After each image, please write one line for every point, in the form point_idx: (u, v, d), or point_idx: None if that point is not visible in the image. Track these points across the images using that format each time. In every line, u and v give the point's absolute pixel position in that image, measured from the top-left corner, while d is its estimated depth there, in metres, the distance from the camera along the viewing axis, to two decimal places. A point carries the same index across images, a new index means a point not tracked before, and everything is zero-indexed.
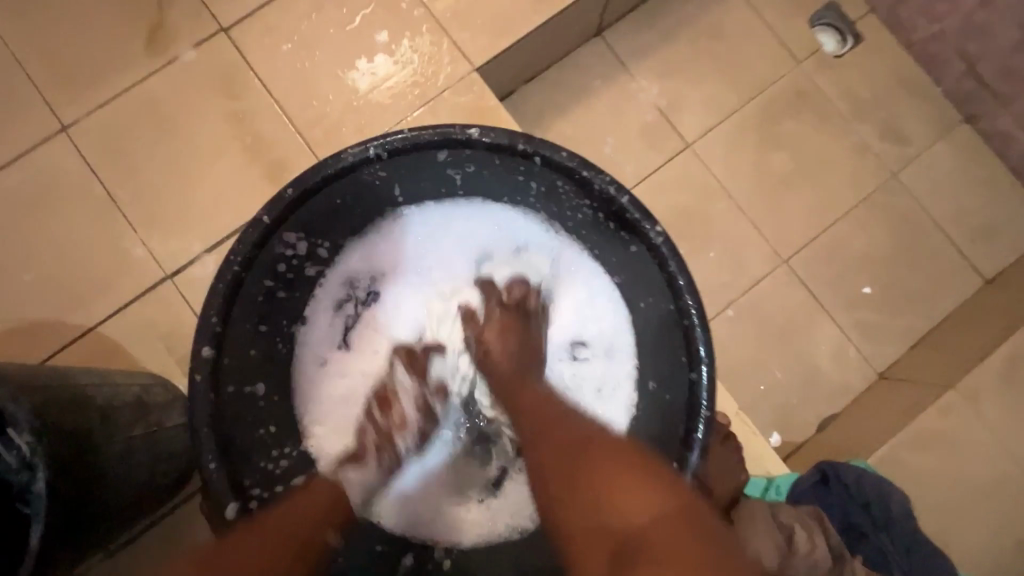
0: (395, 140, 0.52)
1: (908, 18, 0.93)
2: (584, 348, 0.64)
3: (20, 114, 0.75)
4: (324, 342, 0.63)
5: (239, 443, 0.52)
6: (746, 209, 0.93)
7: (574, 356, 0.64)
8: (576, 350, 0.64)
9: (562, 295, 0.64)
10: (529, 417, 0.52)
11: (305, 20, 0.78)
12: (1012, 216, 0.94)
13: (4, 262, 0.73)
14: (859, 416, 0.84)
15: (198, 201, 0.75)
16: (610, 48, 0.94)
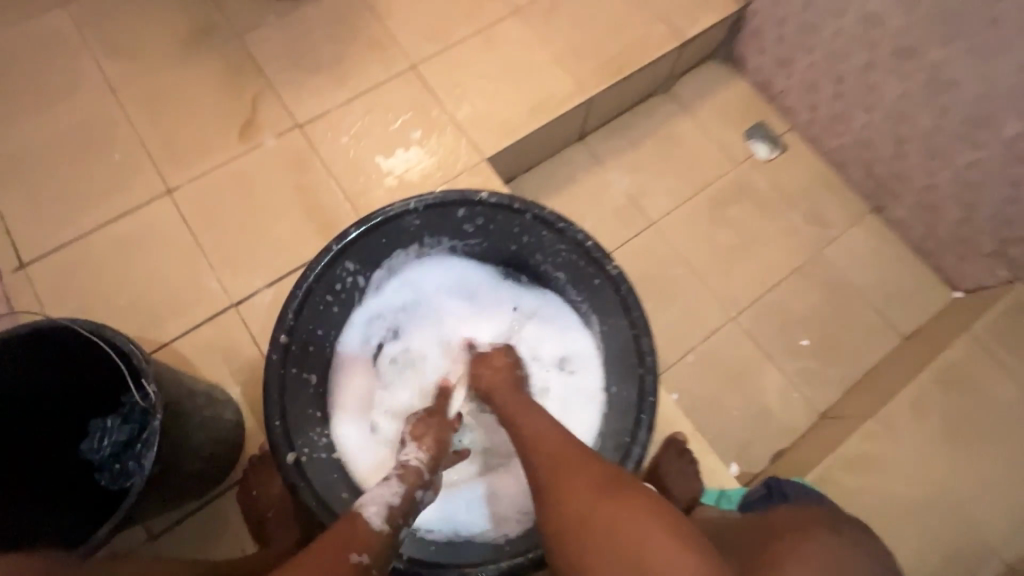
0: (429, 198, 0.74)
1: (819, 134, 1.20)
2: (571, 369, 0.79)
3: (135, 180, 0.98)
4: (353, 370, 0.77)
5: (294, 413, 0.67)
6: (701, 274, 1.14)
7: (561, 383, 0.79)
8: (566, 364, 0.80)
9: (557, 326, 0.81)
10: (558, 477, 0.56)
11: (360, 121, 1.05)
12: (920, 286, 1.14)
13: (107, 289, 0.92)
14: (804, 447, 0.98)
15: (264, 248, 0.96)
16: (590, 148, 1.21)
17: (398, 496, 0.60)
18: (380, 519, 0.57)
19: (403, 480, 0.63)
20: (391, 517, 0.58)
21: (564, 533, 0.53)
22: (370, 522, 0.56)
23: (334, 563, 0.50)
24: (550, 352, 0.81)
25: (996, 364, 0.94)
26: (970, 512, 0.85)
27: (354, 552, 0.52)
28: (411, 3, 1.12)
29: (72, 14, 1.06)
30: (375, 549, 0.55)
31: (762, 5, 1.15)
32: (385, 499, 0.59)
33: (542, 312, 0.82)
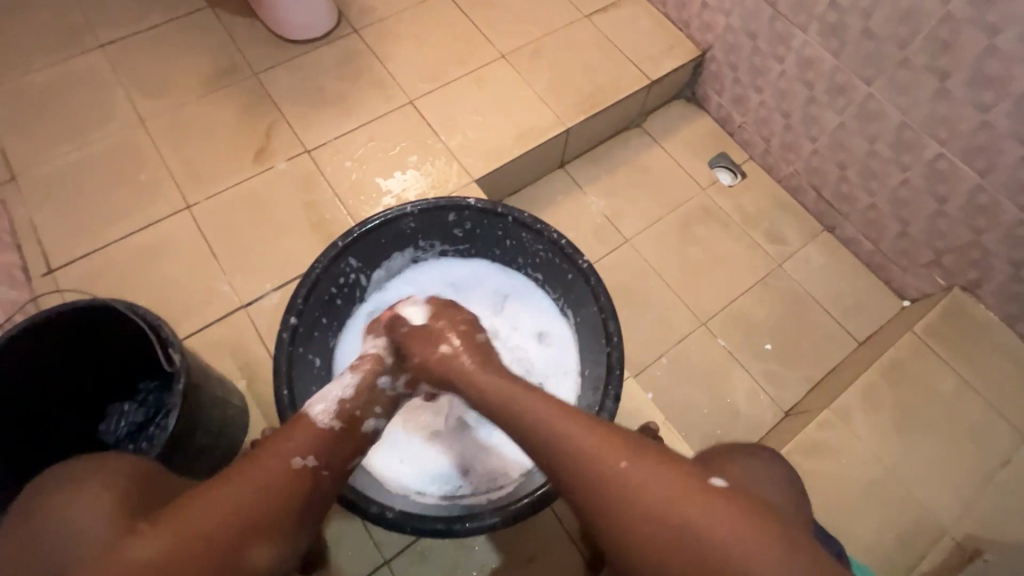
0: (422, 204, 0.85)
1: (774, 162, 1.34)
2: (548, 344, 0.89)
3: (157, 197, 1.09)
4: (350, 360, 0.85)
5: (303, 388, 0.77)
6: (672, 285, 1.24)
7: (542, 354, 0.89)
8: (543, 339, 0.90)
9: (533, 308, 0.92)
10: (636, 465, 0.55)
11: (362, 147, 1.17)
12: (872, 296, 1.25)
13: (127, 292, 1.01)
14: (770, 440, 1.06)
15: (273, 256, 1.06)
16: (569, 175, 1.34)
17: (349, 390, 0.71)
18: (328, 416, 0.67)
19: (357, 374, 0.74)
20: (340, 410, 0.68)
21: (647, 532, 0.52)
22: (318, 420, 0.65)
23: (278, 459, 0.58)
24: (529, 327, 0.91)
25: (936, 360, 1.04)
26: (914, 493, 0.93)
27: (299, 455, 0.60)
28: (409, 49, 1.28)
29: (108, 55, 1.20)
30: (324, 459, 0.62)
31: (717, 52, 1.31)
32: (338, 395, 0.70)
33: (519, 294, 0.93)
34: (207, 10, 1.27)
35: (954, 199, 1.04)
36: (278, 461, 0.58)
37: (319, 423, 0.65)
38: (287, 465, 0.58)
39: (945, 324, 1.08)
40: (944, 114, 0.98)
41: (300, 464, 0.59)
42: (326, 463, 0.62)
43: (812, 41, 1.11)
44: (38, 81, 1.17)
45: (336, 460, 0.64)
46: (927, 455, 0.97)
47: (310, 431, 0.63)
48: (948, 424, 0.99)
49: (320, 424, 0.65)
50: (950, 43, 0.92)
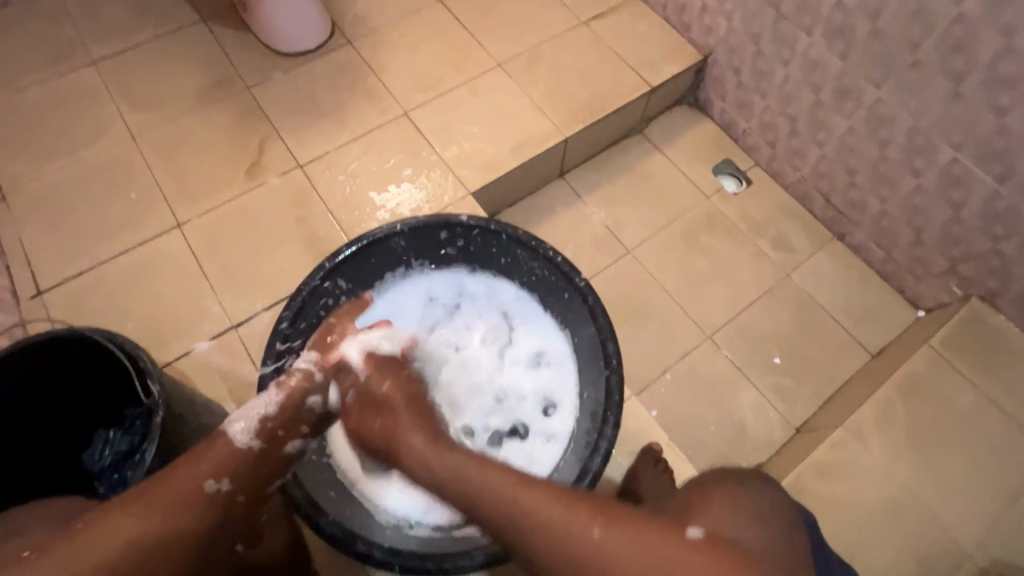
0: (413, 221, 0.83)
1: (780, 168, 1.30)
2: (547, 366, 0.84)
3: (148, 215, 1.07)
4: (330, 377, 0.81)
5: None
6: (676, 297, 1.20)
7: (538, 377, 0.85)
8: (541, 361, 0.85)
9: (534, 326, 0.86)
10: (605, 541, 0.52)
11: (356, 161, 1.15)
12: (885, 306, 1.21)
13: (116, 313, 0.99)
14: (779, 461, 1.02)
15: (263, 275, 1.03)
16: (569, 184, 1.31)
17: (274, 407, 0.65)
18: (249, 434, 0.61)
19: (283, 391, 0.66)
20: (262, 427, 0.62)
21: None
22: (236, 440, 0.60)
23: (184, 487, 0.55)
24: (524, 348, 0.86)
25: (954, 374, 0.99)
26: (935, 516, 0.88)
27: (212, 478, 0.56)
28: (404, 58, 1.25)
29: (100, 71, 1.19)
30: (243, 485, 0.58)
31: (719, 56, 1.28)
32: (261, 412, 0.63)
33: (514, 311, 0.88)
34: (200, 23, 1.26)
35: (970, 205, 0.99)
36: (187, 480, 0.55)
37: (237, 444, 0.60)
38: (196, 489, 0.55)
39: (963, 335, 1.03)
40: (959, 117, 0.94)
41: (213, 489, 0.56)
42: (243, 488, 0.58)
43: (818, 43, 1.07)
44: (29, 98, 1.15)
45: (257, 483, 0.60)
46: (947, 475, 0.92)
47: (225, 455, 0.59)
48: (968, 441, 0.94)
49: (237, 444, 0.60)
50: (963, 43, 0.88)
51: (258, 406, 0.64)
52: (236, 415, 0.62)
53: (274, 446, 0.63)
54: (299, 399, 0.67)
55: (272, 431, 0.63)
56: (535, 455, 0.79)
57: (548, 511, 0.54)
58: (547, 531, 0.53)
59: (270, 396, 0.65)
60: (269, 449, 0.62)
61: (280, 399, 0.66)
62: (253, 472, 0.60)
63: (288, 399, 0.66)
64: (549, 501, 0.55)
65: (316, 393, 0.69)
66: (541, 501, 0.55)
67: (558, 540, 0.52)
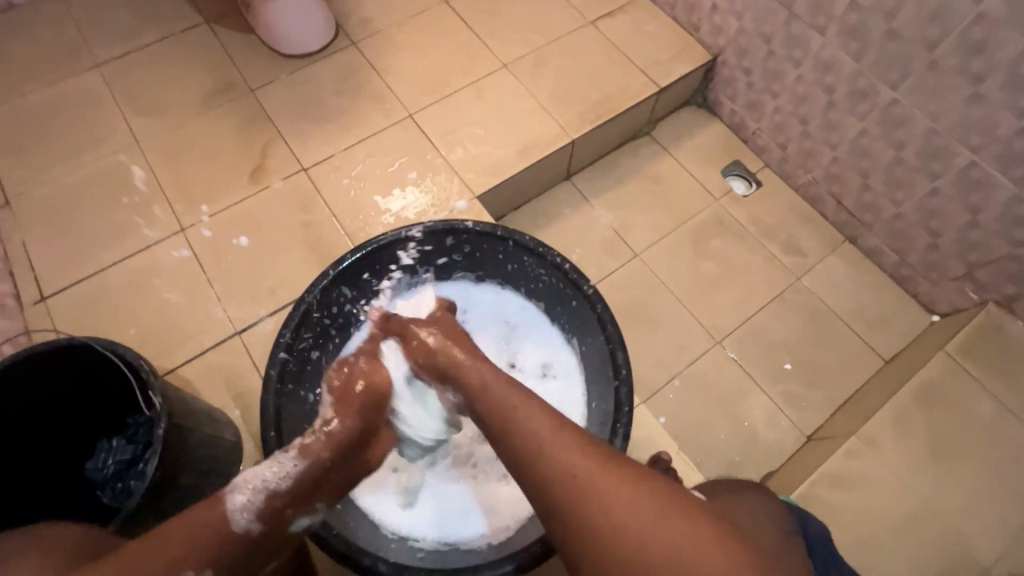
0: (418, 227, 0.81)
1: (791, 170, 1.28)
2: (553, 378, 0.84)
3: (152, 220, 1.06)
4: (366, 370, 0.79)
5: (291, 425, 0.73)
6: (685, 302, 1.19)
7: (545, 388, 0.83)
8: (546, 373, 0.84)
9: (540, 337, 0.86)
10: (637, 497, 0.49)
11: (361, 164, 1.13)
12: (898, 311, 1.18)
13: (120, 320, 0.98)
14: (791, 469, 1.00)
15: (268, 280, 1.03)
16: (576, 186, 1.29)
17: (286, 480, 0.60)
18: (250, 515, 0.56)
19: (302, 461, 0.61)
20: (266, 505, 0.57)
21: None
22: (235, 519, 0.55)
23: (164, 571, 0.49)
24: (530, 360, 0.86)
25: (972, 382, 0.97)
26: (952, 528, 0.86)
27: (194, 572, 0.50)
28: (409, 60, 1.24)
29: (104, 74, 1.18)
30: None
31: (729, 56, 1.25)
32: (270, 487, 0.58)
33: (519, 323, 0.87)
34: (204, 26, 1.25)
35: (988, 209, 0.97)
36: (168, 569, 0.49)
37: (235, 525, 0.55)
38: None
39: (980, 342, 1.00)
40: (978, 120, 0.92)
41: None
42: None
43: (832, 43, 1.04)
44: (34, 102, 1.15)
45: (242, 566, 0.56)
46: (965, 486, 0.90)
47: (217, 537, 0.53)
48: (987, 451, 0.92)
49: (234, 524, 0.55)
50: (984, 44, 0.85)
51: (271, 479, 0.59)
52: (244, 488, 0.57)
53: (274, 526, 0.58)
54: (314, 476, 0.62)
55: (276, 509, 0.58)
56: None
57: (560, 450, 0.53)
58: (557, 465, 0.52)
59: (286, 467, 0.60)
60: (268, 532, 0.57)
61: (295, 473, 0.61)
62: (246, 556, 0.56)
63: (304, 472, 0.61)
64: (564, 445, 0.53)
65: (333, 470, 0.64)
66: (557, 440, 0.54)
67: (563, 477, 0.51)
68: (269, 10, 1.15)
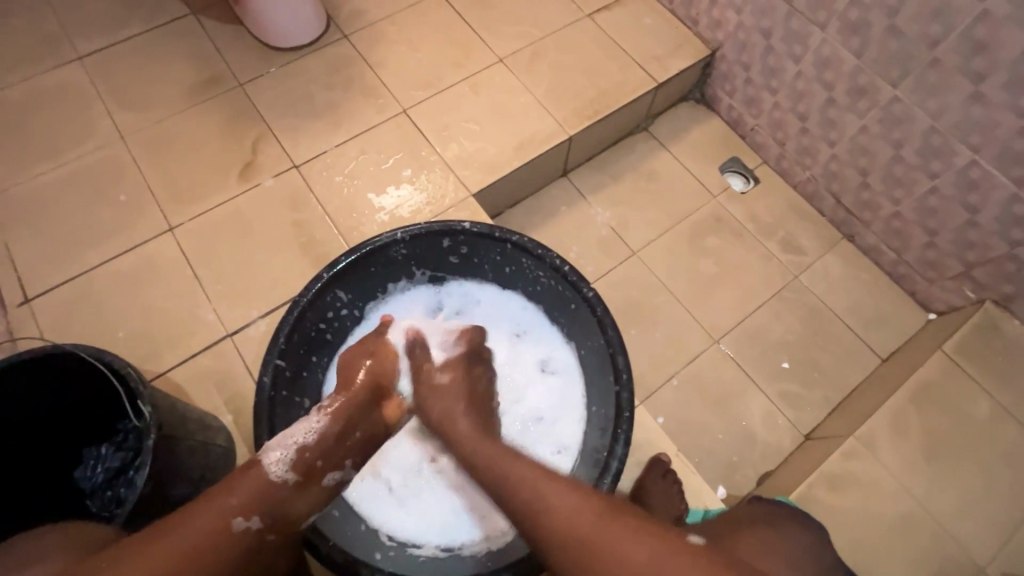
0: (414, 229, 0.80)
1: (789, 167, 1.27)
2: (554, 374, 0.83)
3: (139, 219, 1.03)
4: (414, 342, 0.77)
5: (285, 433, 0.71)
6: (682, 300, 1.18)
7: (545, 386, 0.83)
8: (546, 369, 0.84)
9: (539, 334, 0.85)
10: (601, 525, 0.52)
11: (353, 161, 1.11)
12: (895, 310, 1.18)
13: (107, 322, 0.96)
14: (788, 469, 1.00)
15: (259, 280, 1.00)
16: (573, 184, 1.28)
17: (312, 436, 0.64)
18: (284, 466, 0.60)
19: (323, 419, 0.66)
20: (299, 458, 0.62)
21: None
22: (271, 472, 0.59)
23: (215, 520, 0.53)
24: (530, 358, 0.85)
25: (968, 381, 0.97)
26: (948, 530, 0.87)
27: (241, 516, 0.55)
28: (402, 53, 1.21)
29: (86, 67, 1.15)
30: (272, 521, 0.57)
31: (727, 51, 1.24)
32: (299, 441, 0.63)
33: (518, 320, 0.86)
34: (189, 17, 1.21)
35: (987, 209, 0.97)
36: (214, 517, 0.53)
37: (273, 475, 0.59)
38: (225, 528, 0.53)
39: (976, 342, 1.01)
40: (978, 119, 0.91)
41: (242, 528, 0.55)
42: (272, 526, 0.57)
43: (832, 39, 1.03)
44: (14, 96, 1.11)
45: (286, 518, 0.59)
46: (963, 487, 0.90)
47: (256, 488, 0.57)
48: (983, 451, 0.93)
49: (272, 475, 0.59)
50: (987, 42, 0.84)
51: (297, 437, 0.64)
52: (274, 445, 0.62)
53: (309, 481, 0.62)
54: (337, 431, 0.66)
55: (310, 463, 0.62)
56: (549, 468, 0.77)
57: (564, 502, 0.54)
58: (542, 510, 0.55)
59: (308, 425, 0.65)
60: (304, 482, 0.61)
61: (317, 429, 0.65)
62: (288, 509, 0.59)
63: (327, 427, 0.66)
64: (551, 488, 0.56)
65: (356, 426, 0.68)
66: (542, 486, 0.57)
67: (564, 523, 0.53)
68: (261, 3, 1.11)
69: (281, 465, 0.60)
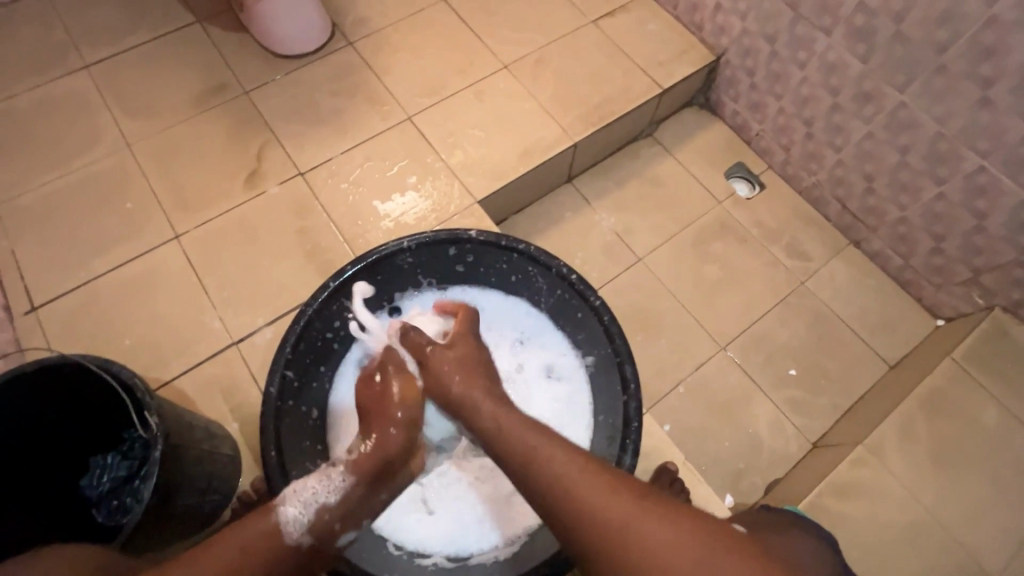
0: (421, 237, 0.80)
1: (794, 172, 1.26)
2: (560, 379, 0.81)
3: (145, 226, 1.04)
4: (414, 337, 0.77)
5: (291, 443, 0.71)
6: (688, 306, 1.18)
7: (552, 391, 0.81)
8: (552, 375, 0.82)
9: (544, 337, 0.84)
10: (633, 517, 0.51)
11: (358, 168, 1.11)
12: (903, 316, 1.18)
13: (114, 330, 0.96)
14: (796, 478, 1.00)
15: (265, 287, 1.00)
16: (577, 189, 1.27)
17: (334, 497, 0.61)
18: (303, 529, 0.57)
19: (348, 478, 0.62)
20: (318, 521, 0.58)
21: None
22: (286, 535, 0.55)
23: None
24: (535, 363, 0.83)
25: (977, 388, 0.96)
26: (960, 539, 0.85)
27: None
28: (406, 60, 1.21)
29: (93, 75, 1.15)
30: None
31: (732, 56, 1.23)
32: (321, 501, 0.59)
33: (522, 325, 0.85)
34: (195, 25, 1.22)
35: (995, 215, 0.96)
36: None
37: (291, 539, 0.55)
38: None
39: (986, 349, 0.99)
40: (986, 125, 0.90)
41: None
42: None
43: (838, 45, 1.03)
44: (21, 105, 1.12)
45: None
46: (974, 496, 0.89)
47: (273, 552, 0.53)
48: (993, 458, 0.92)
49: (288, 538, 0.55)
50: (994, 48, 0.84)
51: (318, 498, 0.59)
52: (295, 503, 0.58)
53: (323, 543, 0.59)
54: (361, 492, 0.63)
55: (329, 526, 0.59)
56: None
57: (591, 493, 0.52)
58: (601, 504, 0.52)
59: (333, 483, 0.61)
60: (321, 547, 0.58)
61: (339, 488, 0.61)
62: (299, 573, 0.56)
63: (352, 489, 0.62)
64: (597, 485, 0.53)
65: (380, 488, 0.65)
66: (593, 476, 0.54)
67: (592, 516, 0.51)
68: (280, 5, 1.11)
69: (303, 529, 0.57)
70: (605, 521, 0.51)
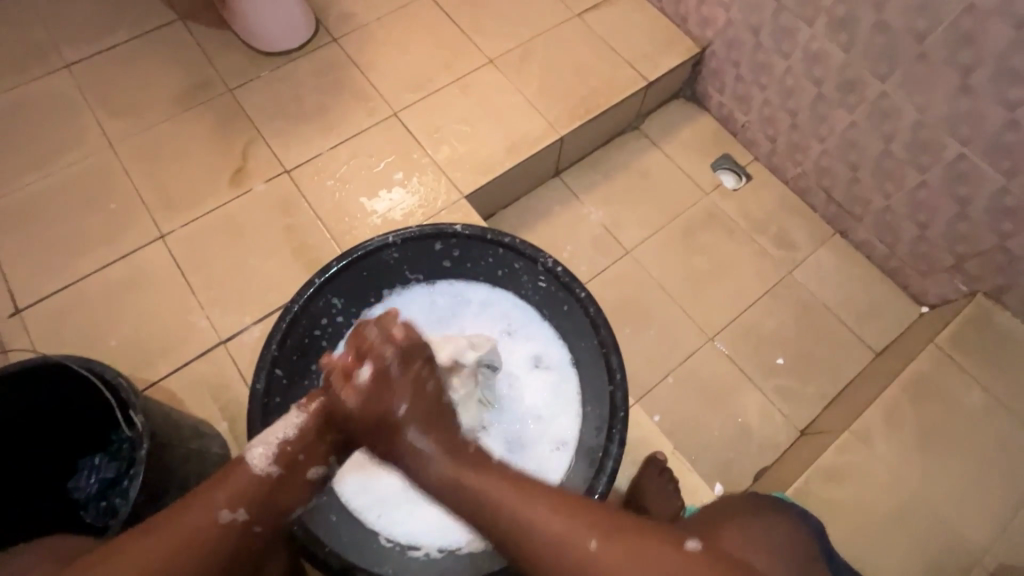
0: (406, 232, 0.80)
1: (780, 163, 1.27)
2: (547, 369, 0.82)
3: (130, 227, 1.03)
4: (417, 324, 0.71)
5: None
6: (676, 297, 1.18)
7: (539, 383, 0.82)
8: (540, 366, 0.82)
9: (528, 328, 0.84)
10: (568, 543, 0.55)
11: (345, 165, 1.10)
12: (888, 303, 1.19)
13: (99, 331, 0.95)
14: (784, 465, 1.01)
15: (252, 286, 1.00)
16: (565, 183, 1.28)
17: (295, 430, 0.63)
18: (266, 460, 0.60)
19: (306, 412, 0.64)
20: (281, 453, 0.61)
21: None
22: (253, 468, 0.59)
23: (199, 520, 0.55)
24: (522, 355, 0.83)
25: (961, 373, 0.98)
26: (944, 521, 0.87)
27: (227, 509, 0.56)
28: (391, 56, 1.21)
29: (74, 75, 1.14)
30: (257, 515, 0.58)
31: (717, 48, 1.24)
32: (281, 435, 0.62)
33: (508, 317, 0.85)
34: (177, 23, 1.20)
35: (976, 202, 0.97)
36: (197, 515, 0.55)
37: (255, 470, 0.59)
38: (209, 523, 0.55)
39: (968, 335, 1.01)
40: (966, 112, 0.91)
41: (228, 521, 0.56)
42: (259, 518, 0.58)
43: (820, 35, 1.03)
44: (1, 106, 1.10)
45: (274, 511, 0.60)
46: (957, 478, 0.90)
47: (239, 482, 0.58)
48: (975, 442, 0.93)
49: (254, 471, 0.59)
50: (973, 37, 0.85)
51: (278, 432, 0.62)
52: (256, 440, 0.61)
53: (294, 473, 0.62)
54: (326, 420, 0.65)
55: (293, 456, 0.62)
56: (549, 464, 0.77)
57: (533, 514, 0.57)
58: (547, 547, 0.56)
59: (293, 418, 0.64)
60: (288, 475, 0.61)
61: (299, 421, 0.64)
62: (277, 500, 0.60)
63: (314, 419, 0.64)
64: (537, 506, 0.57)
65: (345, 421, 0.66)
66: (552, 513, 0.57)
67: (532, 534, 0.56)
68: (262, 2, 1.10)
69: (266, 462, 0.60)
70: (547, 541, 0.56)
